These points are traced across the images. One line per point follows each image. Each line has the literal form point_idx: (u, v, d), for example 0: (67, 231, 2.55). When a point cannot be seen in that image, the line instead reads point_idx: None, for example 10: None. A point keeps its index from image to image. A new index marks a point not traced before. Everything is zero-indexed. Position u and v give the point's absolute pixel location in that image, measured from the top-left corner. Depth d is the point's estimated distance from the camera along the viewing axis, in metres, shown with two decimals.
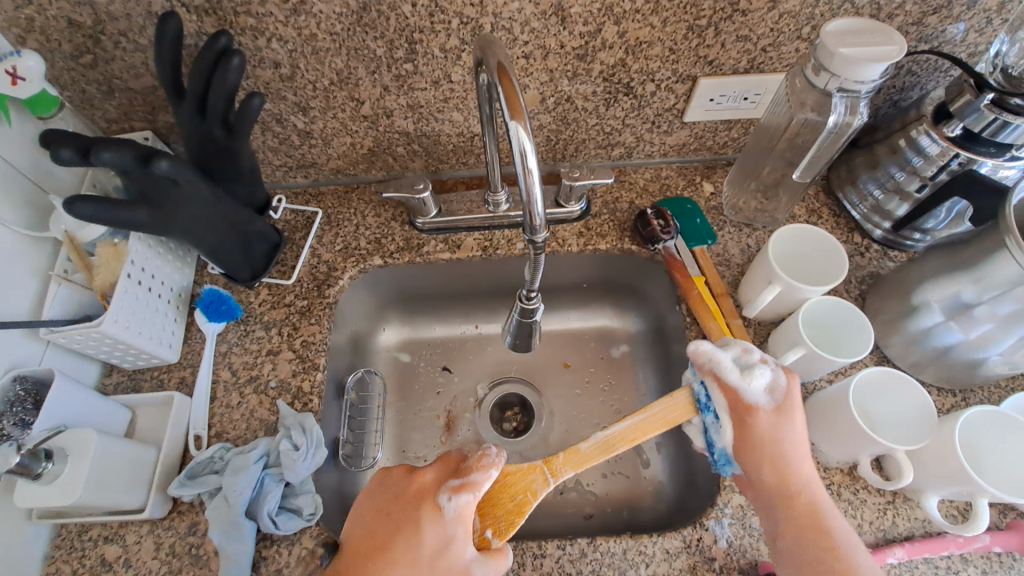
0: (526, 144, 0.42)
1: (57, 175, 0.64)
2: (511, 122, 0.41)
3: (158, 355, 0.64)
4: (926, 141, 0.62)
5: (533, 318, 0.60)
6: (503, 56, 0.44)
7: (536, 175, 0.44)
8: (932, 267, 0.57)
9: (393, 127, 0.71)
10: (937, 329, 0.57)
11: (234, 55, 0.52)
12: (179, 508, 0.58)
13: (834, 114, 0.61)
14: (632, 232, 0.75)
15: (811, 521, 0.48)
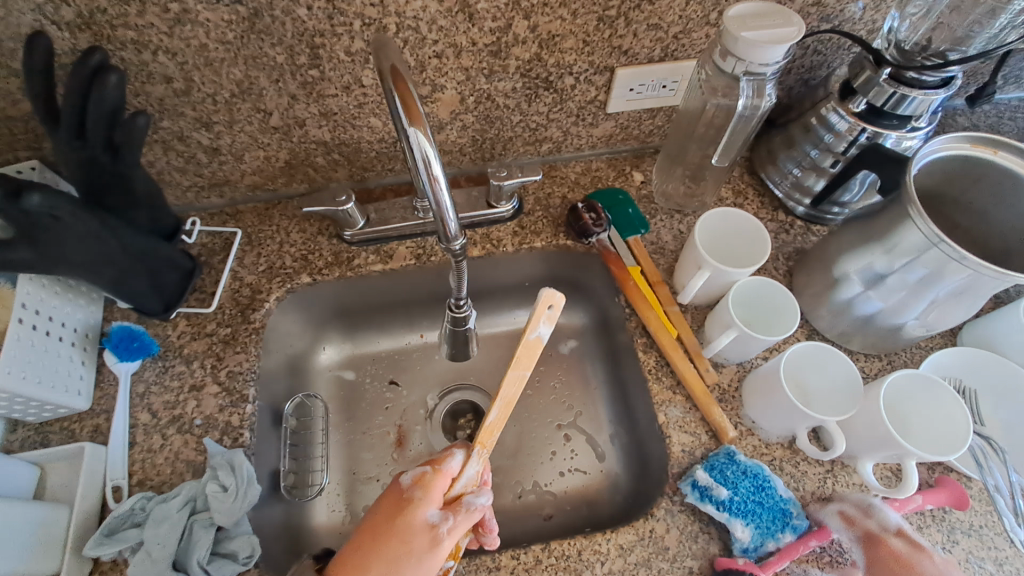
0: (430, 150, 0.41)
1: None
2: (410, 129, 0.40)
3: (65, 404, 0.59)
4: (836, 117, 0.63)
5: (466, 325, 0.58)
6: (397, 58, 0.42)
7: (442, 181, 0.43)
8: (848, 239, 0.59)
9: (308, 137, 0.68)
10: (858, 299, 0.59)
11: (111, 72, 0.49)
12: (101, 568, 0.53)
13: (743, 97, 0.62)
14: (566, 227, 0.74)
15: None
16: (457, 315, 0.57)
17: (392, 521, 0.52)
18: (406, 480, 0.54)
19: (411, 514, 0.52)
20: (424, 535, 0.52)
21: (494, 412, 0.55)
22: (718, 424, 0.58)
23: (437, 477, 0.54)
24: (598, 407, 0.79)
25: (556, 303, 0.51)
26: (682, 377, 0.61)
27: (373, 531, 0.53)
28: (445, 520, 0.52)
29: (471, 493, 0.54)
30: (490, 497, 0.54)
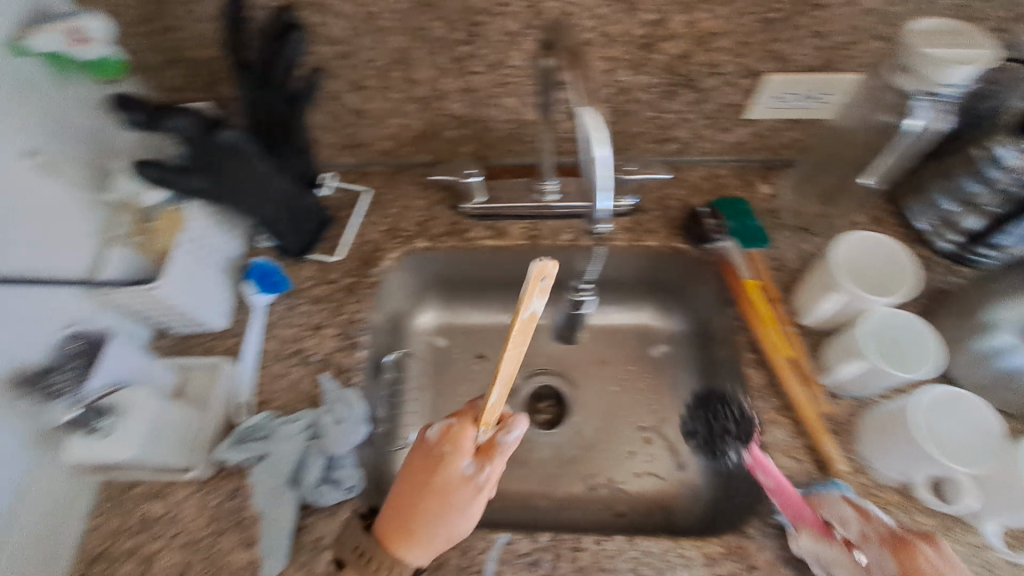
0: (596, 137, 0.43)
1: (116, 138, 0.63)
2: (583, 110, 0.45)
3: (208, 321, 0.67)
4: (1007, 154, 0.56)
5: None
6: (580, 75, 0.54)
7: (596, 172, 0.44)
8: (1009, 284, 0.54)
9: (445, 110, 0.71)
10: (1007, 351, 0.54)
11: (296, 30, 0.53)
12: (223, 472, 0.60)
13: (915, 118, 0.57)
14: (683, 231, 0.73)
15: None
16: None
17: (425, 479, 0.51)
18: (435, 436, 0.53)
19: (444, 468, 0.51)
20: (462, 486, 0.51)
21: (494, 395, 0.48)
22: (826, 456, 0.57)
23: (464, 429, 0.52)
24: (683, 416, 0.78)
25: (549, 274, 0.39)
26: (794, 402, 0.60)
27: (410, 487, 0.52)
28: (481, 469, 0.51)
29: (501, 431, 0.52)
30: (521, 430, 0.52)
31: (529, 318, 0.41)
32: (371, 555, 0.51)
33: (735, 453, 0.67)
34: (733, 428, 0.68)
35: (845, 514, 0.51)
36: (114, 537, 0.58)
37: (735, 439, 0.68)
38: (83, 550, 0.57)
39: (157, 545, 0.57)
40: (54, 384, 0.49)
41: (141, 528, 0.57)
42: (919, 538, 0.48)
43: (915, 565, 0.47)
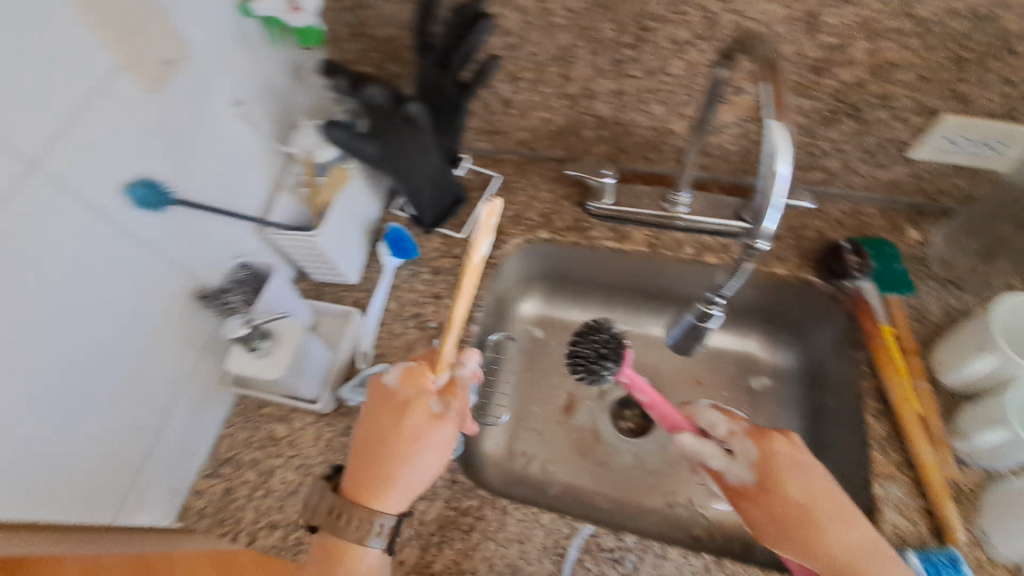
0: (781, 144, 0.44)
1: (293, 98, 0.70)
2: (770, 120, 0.46)
3: (342, 273, 0.72)
4: None
5: (709, 325, 0.57)
6: (768, 54, 0.50)
7: (773, 185, 0.45)
8: None
9: (590, 110, 0.73)
10: None
11: (486, 17, 0.56)
12: (341, 410, 0.66)
13: None
14: (816, 265, 0.71)
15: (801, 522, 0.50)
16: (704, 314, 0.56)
17: (393, 425, 0.52)
18: (395, 383, 0.53)
19: (411, 409, 0.52)
20: (433, 424, 0.52)
21: (445, 340, 0.51)
22: (946, 522, 0.54)
23: (423, 372, 0.53)
24: None
25: (496, 215, 0.46)
26: (920, 463, 0.57)
27: (378, 436, 0.52)
28: (446, 403, 0.53)
29: (456, 368, 0.55)
30: (476, 360, 0.55)
31: (476, 259, 0.47)
32: (341, 513, 0.51)
33: (610, 370, 0.65)
34: (603, 348, 0.66)
35: (712, 418, 0.57)
36: (243, 448, 0.65)
37: (602, 355, 0.66)
38: (214, 455, 0.65)
39: (278, 462, 0.64)
40: (228, 303, 0.59)
41: (266, 445, 0.65)
42: (776, 431, 0.54)
43: (774, 449, 0.53)
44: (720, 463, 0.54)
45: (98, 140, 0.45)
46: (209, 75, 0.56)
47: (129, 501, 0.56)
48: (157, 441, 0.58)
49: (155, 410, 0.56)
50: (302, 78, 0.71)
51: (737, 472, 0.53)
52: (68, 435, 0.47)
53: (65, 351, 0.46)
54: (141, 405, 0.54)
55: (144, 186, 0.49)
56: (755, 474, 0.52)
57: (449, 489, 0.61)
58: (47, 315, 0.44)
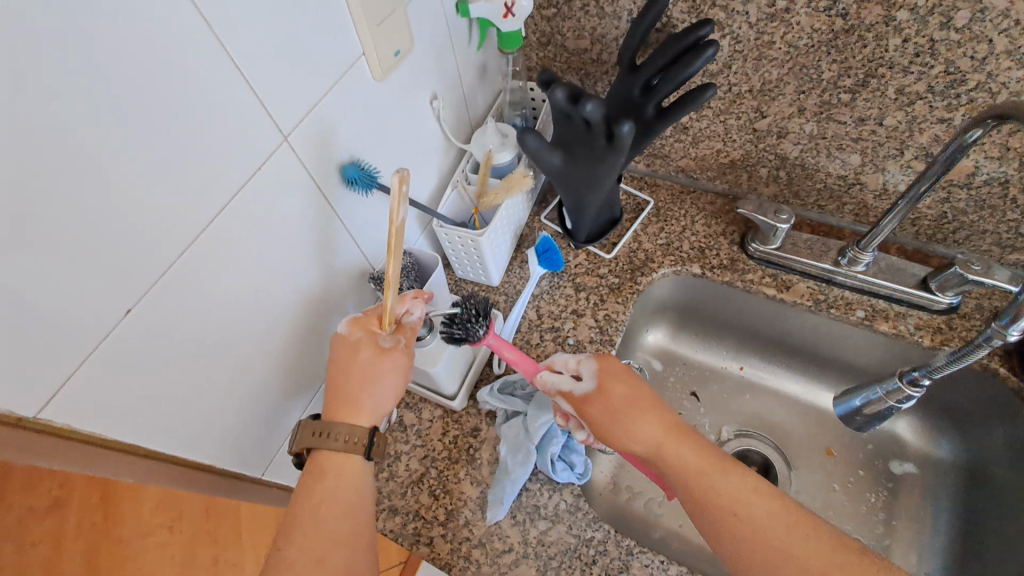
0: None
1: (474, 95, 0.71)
2: None
3: (487, 274, 0.73)
4: None
5: (900, 404, 0.57)
6: None
7: None
8: None
9: (775, 148, 0.69)
10: None
11: (710, 46, 0.53)
12: (469, 410, 0.66)
13: None
14: (1007, 354, 0.64)
15: (618, 410, 0.51)
16: (901, 392, 0.57)
17: (347, 361, 0.52)
18: (346, 331, 0.53)
19: (360, 349, 0.52)
20: (388, 361, 0.52)
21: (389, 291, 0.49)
22: None
23: (369, 319, 0.53)
24: (916, 551, 0.69)
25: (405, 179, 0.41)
26: None
27: (344, 377, 0.52)
28: (399, 343, 0.53)
29: (404, 314, 0.55)
30: (422, 308, 0.55)
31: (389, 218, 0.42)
32: (328, 431, 0.50)
33: (483, 327, 0.54)
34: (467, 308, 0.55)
35: (564, 355, 0.55)
36: None
37: (477, 316, 0.54)
38: None
39: (403, 448, 0.65)
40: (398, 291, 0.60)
41: (394, 429, 0.66)
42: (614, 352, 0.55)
43: (611, 365, 0.53)
44: (571, 384, 0.53)
45: (316, 138, 0.48)
46: (422, 70, 0.59)
47: (279, 457, 0.59)
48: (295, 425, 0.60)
49: (303, 392, 0.59)
50: (485, 79, 0.73)
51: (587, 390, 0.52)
52: (231, 413, 0.49)
53: (243, 339, 0.48)
54: (297, 379, 0.57)
55: (356, 167, 0.52)
56: (604, 385, 0.51)
57: (573, 515, 0.58)
58: (230, 308, 0.45)
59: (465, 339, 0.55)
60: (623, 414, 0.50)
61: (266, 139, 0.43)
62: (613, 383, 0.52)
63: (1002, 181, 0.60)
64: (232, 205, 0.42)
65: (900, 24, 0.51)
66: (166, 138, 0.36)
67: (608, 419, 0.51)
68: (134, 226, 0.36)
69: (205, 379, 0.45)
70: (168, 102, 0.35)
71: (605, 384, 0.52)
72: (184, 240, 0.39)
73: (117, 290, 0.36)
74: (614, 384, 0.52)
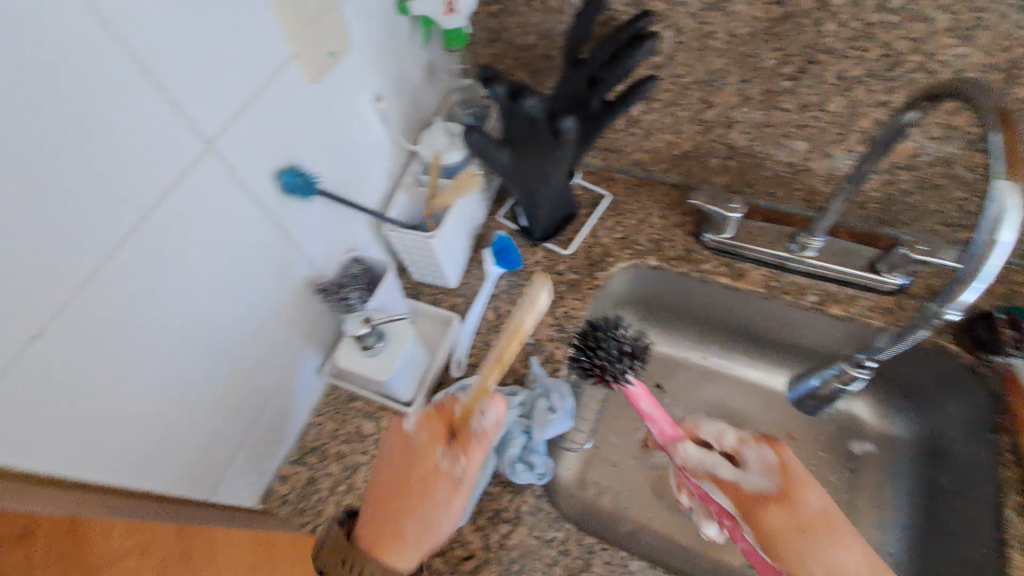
0: (1013, 210, 0.37)
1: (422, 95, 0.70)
2: (1001, 181, 0.38)
3: (445, 277, 0.72)
4: None
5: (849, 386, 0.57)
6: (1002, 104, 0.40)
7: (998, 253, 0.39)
8: None
9: (724, 138, 0.69)
10: None
11: (651, 38, 0.53)
12: None
13: None
14: (959, 332, 0.63)
15: (804, 527, 0.49)
16: (847, 373, 0.56)
17: (407, 472, 0.52)
18: (412, 428, 0.53)
19: (420, 460, 0.52)
20: (444, 484, 0.51)
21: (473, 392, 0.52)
22: None
23: (445, 415, 0.53)
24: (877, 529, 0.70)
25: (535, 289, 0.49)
26: None
27: (399, 490, 0.51)
28: (457, 462, 0.51)
29: (476, 417, 0.51)
30: (498, 411, 0.51)
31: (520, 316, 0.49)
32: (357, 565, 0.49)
33: (636, 368, 0.55)
34: (624, 347, 0.56)
35: (721, 428, 0.55)
36: (329, 439, 0.65)
37: (629, 355, 0.55)
38: (301, 443, 0.66)
39: (363, 458, 0.64)
40: (347, 301, 0.58)
41: (353, 439, 0.65)
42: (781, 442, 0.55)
43: (786, 457, 0.53)
44: (732, 470, 0.52)
45: (247, 144, 0.46)
46: (362, 71, 0.58)
47: (228, 474, 0.57)
48: (245, 441, 0.58)
49: (250, 407, 0.57)
50: (434, 78, 0.72)
51: (732, 472, 0.52)
52: (164, 434, 0.47)
53: (172, 356, 0.46)
54: (240, 394, 0.55)
55: (293, 173, 0.51)
56: (775, 480, 0.51)
57: (535, 517, 0.58)
58: (158, 325, 0.43)
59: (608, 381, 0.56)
60: (802, 526, 0.49)
61: (188, 146, 0.41)
62: (810, 497, 0.50)
63: (944, 160, 0.60)
64: (152, 219, 0.40)
65: (835, 10, 0.51)
66: (72, 154, 0.33)
67: (785, 532, 0.49)
68: (40, 247, 0.34)
69: (130, 400, 0.43)
70: (72, 117, 0.33)
71: (784, 487, 0.51)
72: (99, 258, 0.37)
73: (23, 316, 0.34)
74: (795, 488, 0.50)
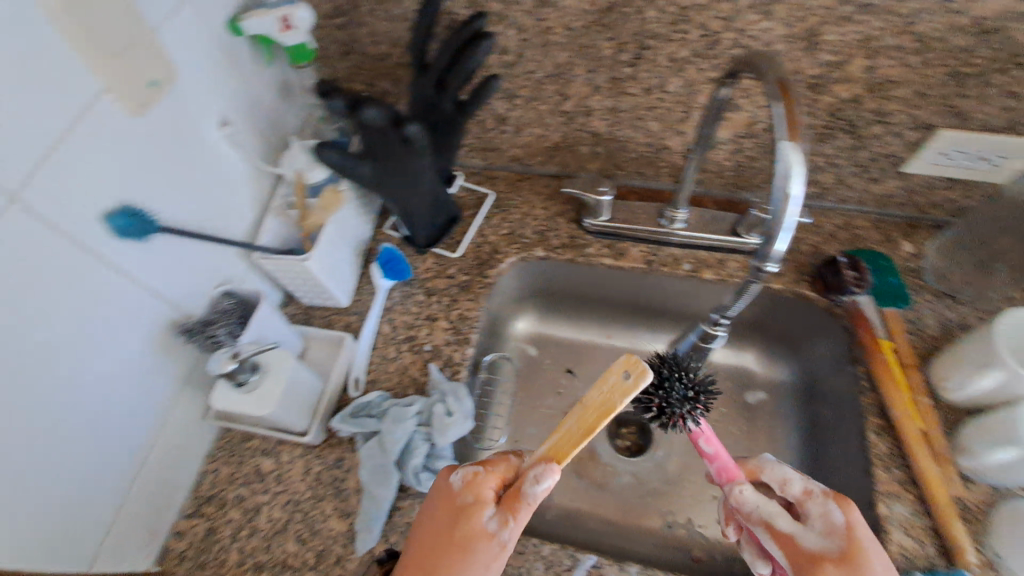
0: (796, 168, 0.38)
1: (280, 115, 0.68)
2: (783, 140, 0.39)
3: (334, 297, 0.70)
4: None
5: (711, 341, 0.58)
6: (782, 74, 0.43)
7: (794, 206, 0.39)
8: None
9: (586, 127, 0.72)
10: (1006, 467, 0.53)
11: (487, 38, 0.54)
12: (330, 441, 0.64)
13: None
14: (812, 279, 0.69)
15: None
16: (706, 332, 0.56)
17: (450, 530, 0.49)
18: (459, 483, 0.51)
19: (467, 520, 0.49)
20: (486, 544, 0.48)
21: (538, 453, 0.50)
22: (955, 543, 0.53)
23: (488, 477, 0.50)
24: None
25: (634, 370, 0.46)
26: (924, 479, 0.56)
27: (436, 547, 0.49)
28: (504, 526, 0.48)
29: (527, 483, 0.47)
30: (551, 480, 0.46)
31: (615, 391, 0.47)
32: None
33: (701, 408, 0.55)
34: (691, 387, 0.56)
35: (786, 475, 0.51)
36: (227, 484, 0.62)
37: (692, 397, 0.55)
38: (196, 494, 0.62)
39: (264, 498, 0.61)
40: (215, 338, 0.57)
41: (252, 479, 0.62)
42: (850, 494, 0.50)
43: (853, 517, 0.48)
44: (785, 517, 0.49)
45: (64, 191, 0.43)
46: (195, 97, 0.55)
47: (110, 542, 0.53)
48: (126, 501, 0.54)
49: (124, 464, 0.54)
50: (291, 97, 0.70)
51: (790, 524, 0.49)
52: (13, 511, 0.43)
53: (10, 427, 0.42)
54: (106, 453, 0.51)
55: (126, 214, 0.48)
56: (838, 541, 0.47)
57: None
58: None
59: (669, 424, 0.55)
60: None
61: None
62: (878, 558, 0.46)
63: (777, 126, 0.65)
64: None
65: None
66: None
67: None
68: None
69: None
70: None
71: (847, 545, 0.47)
72: None
73: None
74: (859, 549, 0.46)
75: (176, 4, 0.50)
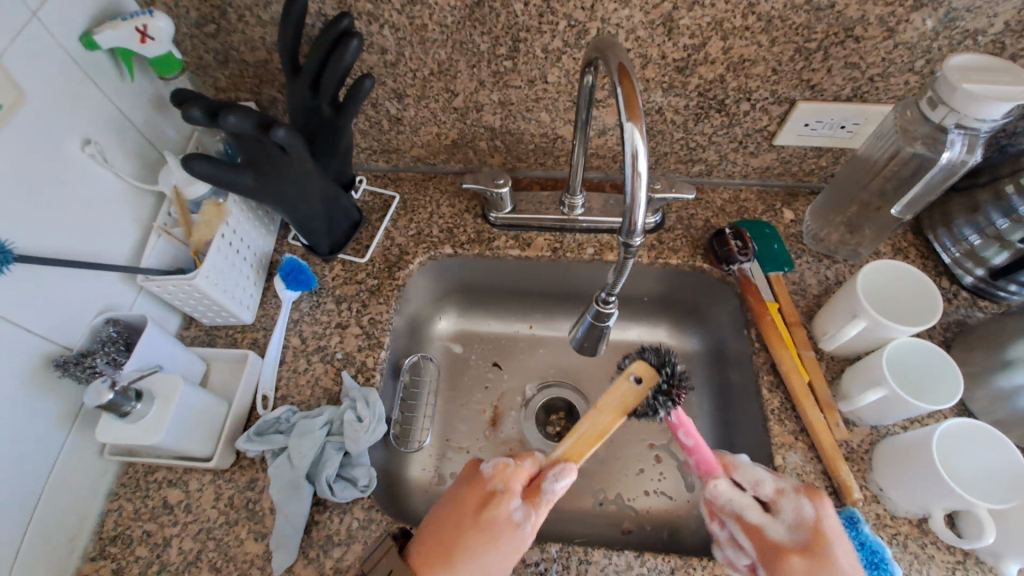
0: (640, 146, 0.41)
1: (157, 130, 0.65)
2: (626, 123, 0.41)
3: (236, 315, 0.67)
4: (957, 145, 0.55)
5: (607, 322, 0.58)
6: (625, 59, 0.45)
7: (643, 179, 0.42)
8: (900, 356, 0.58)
9: (480, 122, 0.73)
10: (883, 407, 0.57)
11: (354, 38, 0.54)
12: (241, 463, 0.61)
13: (949, 151, 0.55)
14: (706, 252, 0.73)
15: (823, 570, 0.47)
16: (599, 312, 0.57)
17: (476, 514, 0.52)
18: (489, 470, 0.55)
19: (494, 507, 0.52)
20: (508, 531, 0.51)
21: (560, 448, 0.55)
22: (842, 482, 0.57)
23: (517, 470, 0.55)
24: None
25: (643, 376, 0.55)
26: (811, 426, 0.60)
27: (457, 526, 0.52)
28: (528, 514, 0.52)
29: (547, 478, 0.54)
30: (569, 479, 0.53)
31: (632, 397, 0.54)
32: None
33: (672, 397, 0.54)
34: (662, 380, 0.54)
35: (758, 476, 0.53)
36: (131, 521, 0.59)
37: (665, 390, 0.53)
38: (96, 536, 0.58)
39: (173, 531, 0.58)
40: (93, 367, 0.54)
41: (158, 513, 0.59)
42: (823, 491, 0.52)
43: (824, 511, 0.50)
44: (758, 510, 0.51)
45: None
46: (49, 118, 0.52)
47: None
48: (15, 553, 0.51)
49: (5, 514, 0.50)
50: (168, 110, 0.67)
51: (760, 517, 0.51)
52: None
53: None
54: None
55: None
56: (805, 533, 0.49)
57: (366, 530, 0.57)
58: None
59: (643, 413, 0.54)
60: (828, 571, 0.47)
61: None
62: (843, 551, 0.47)
63: None
64: None
65: None
66: None
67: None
68: None
69: None
70: None
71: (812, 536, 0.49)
72: None
73: None
74: (824, 540, 0.48)
75: (16, 21, 0.48)
